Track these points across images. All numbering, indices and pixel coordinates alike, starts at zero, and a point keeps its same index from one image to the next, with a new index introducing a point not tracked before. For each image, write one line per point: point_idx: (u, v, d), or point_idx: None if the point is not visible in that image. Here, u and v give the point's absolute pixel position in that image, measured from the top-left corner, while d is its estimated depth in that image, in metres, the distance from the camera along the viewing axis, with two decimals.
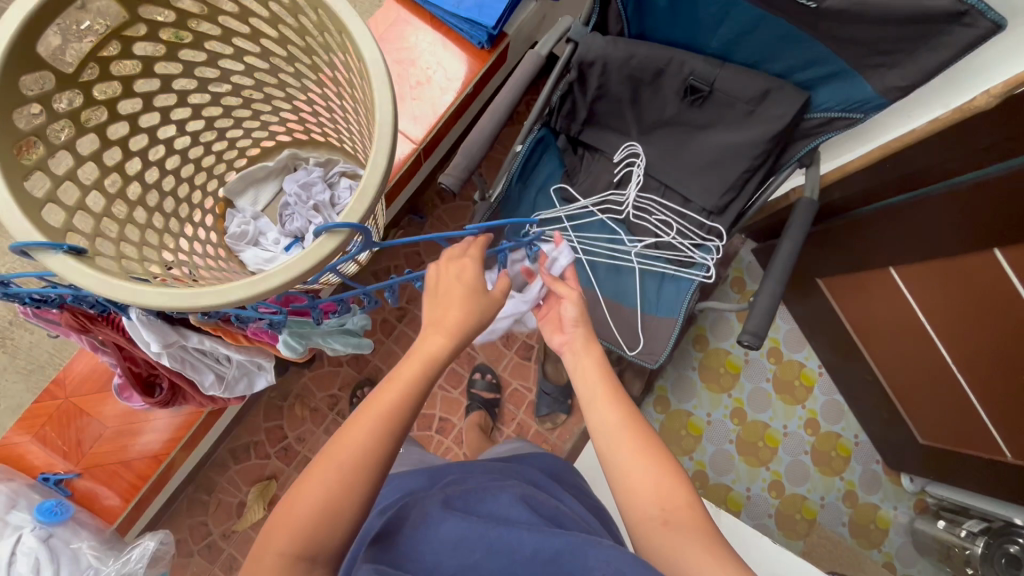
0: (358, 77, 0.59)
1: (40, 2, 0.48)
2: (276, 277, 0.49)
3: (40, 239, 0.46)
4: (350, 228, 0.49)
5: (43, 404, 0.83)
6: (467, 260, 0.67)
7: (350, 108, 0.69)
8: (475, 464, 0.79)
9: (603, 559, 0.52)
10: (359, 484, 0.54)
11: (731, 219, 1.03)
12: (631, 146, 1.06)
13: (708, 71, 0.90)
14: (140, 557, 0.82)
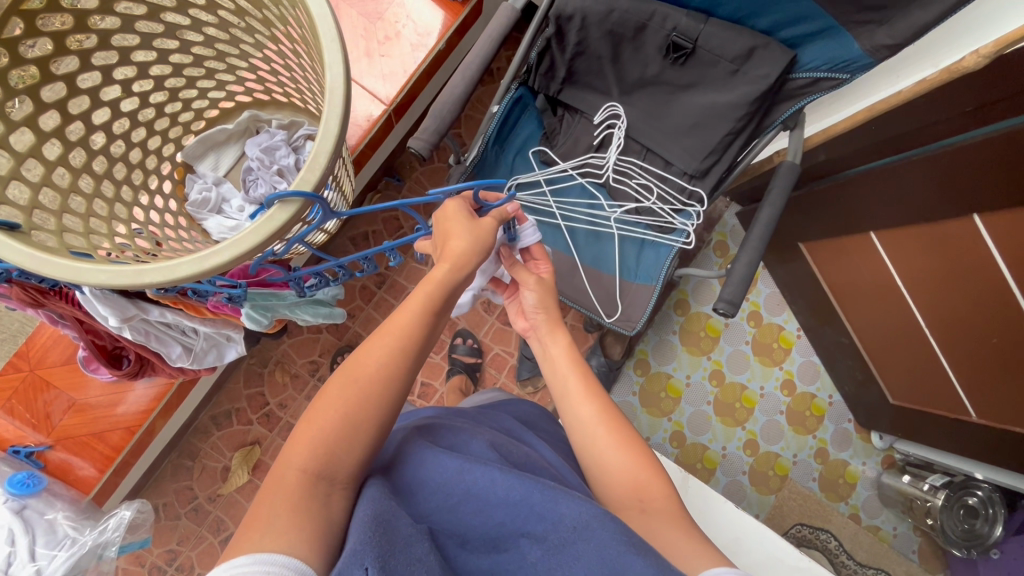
0: (309, 36, 0.54)
1: None
2: (226, 251, 0.46)
3: None
4: (303, 198, 0.46)
5: (7, 377, 0.80)
6: (454, 204, 0.66)
7: (307, 67, 0.65)
8: (451, 410, 0.76)
9: (574, 511, 0.49)
10: (379, 399, 0.54)
11: (712, 184, 1.01)
12: (612, 107, 1.01)
13: (692, 26, 0.85)
14: (117, 526, 0.83)
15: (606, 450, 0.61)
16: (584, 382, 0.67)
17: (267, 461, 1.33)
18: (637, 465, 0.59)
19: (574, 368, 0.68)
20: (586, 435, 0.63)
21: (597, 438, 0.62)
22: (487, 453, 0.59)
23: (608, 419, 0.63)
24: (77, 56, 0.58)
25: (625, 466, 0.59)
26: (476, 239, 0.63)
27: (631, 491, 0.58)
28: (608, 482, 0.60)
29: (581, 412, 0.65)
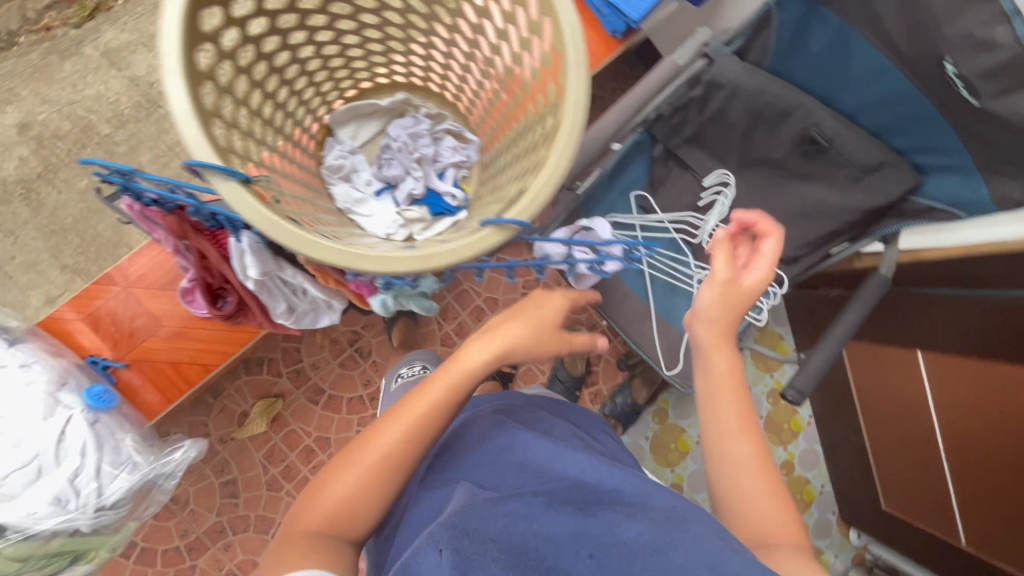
0: (543, 71, 0.58)
1: None
2: (441, 256, 0.48)
3: (213, 162, 0.45)
4: (519, 225, 0.49)
5: (101, 288, 0.81)
6: (552, 299, 0.65)
7: (502, 81, 0.68)
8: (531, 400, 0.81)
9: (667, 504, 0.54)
10: (392, 478, 0.57)
11: (796, 272, 1.05)
12: (724, 174, 1.04)
13: (834, 127, 0.89)
14: (180, 460, 0.82)
15: (753, 481, 0.62)
16: (740, 414, 0.66)
17: (287, 417, 1.35)
18: (777, 504, 0.61)
19: (735, 400, 0.66)
20: (731, 468, 0.63)
21: (747, 475, 0.63)
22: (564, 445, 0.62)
23: (758, 452, 0.64)
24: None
25: (768, 506, 0.61)
26: (540, 348, 0.62)
27: (763, 528, 0.60)
28: (742, 513, 0.61)
29: (735, 449, 0.64)
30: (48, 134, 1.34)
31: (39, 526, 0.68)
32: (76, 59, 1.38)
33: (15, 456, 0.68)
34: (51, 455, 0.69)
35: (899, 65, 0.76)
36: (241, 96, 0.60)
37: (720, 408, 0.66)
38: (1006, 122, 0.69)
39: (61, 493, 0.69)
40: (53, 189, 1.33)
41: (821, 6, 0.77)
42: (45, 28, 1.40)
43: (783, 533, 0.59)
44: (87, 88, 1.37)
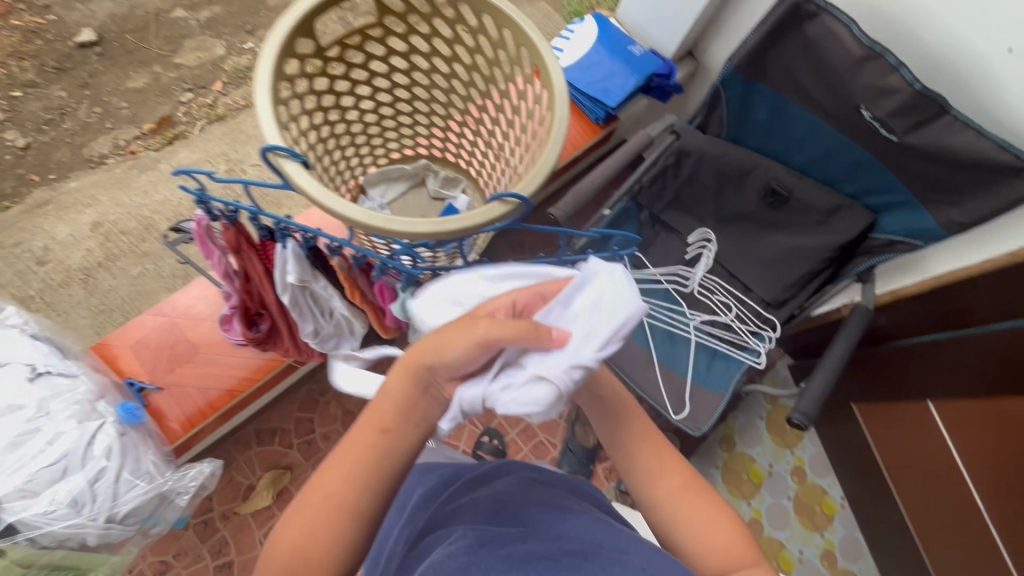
0: (535, 146, 0.72)
1: None
2: (455, 223, 0.60)
3: (282, 146, 0.58)
4: (519, 199, 0.61)
5: (150, 316, 0.91)
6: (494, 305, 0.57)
7: (510, 140, 0.83)
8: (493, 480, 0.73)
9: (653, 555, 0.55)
10: (347, 523, 0.52)
11: (786, 313, 1.12)
12: (706, 232, 1.18)
13: (789, 180, 1.05)
14: (194, 477, 0.84)
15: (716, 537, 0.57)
16: (655, 449, 0.62)
17: (292, 491, 1.31)
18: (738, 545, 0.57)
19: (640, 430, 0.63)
20: (679, 516, 0.59)
21: (698, 514, 0.58)
22: (545, 518, 0.62)
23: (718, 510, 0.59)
24: (348, 70, 0.80)
25: (709, 550, 0.57)
26: (392, 439, 0.54)
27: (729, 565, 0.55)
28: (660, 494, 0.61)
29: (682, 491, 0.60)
30: (116, 230, 1.56)
31: (51, 527, 0.69)
32: (152, 172, 1.67)
33: (42, 456, 0.70)
34: (79, 455, 0.72)
35: (830, 121, 0.93)
36: (303, 134, 0.76)
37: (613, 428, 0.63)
38: (924, 149, 0.84)
39: (77, 498, 0.70)
40: (109, 275, 1.51)
41: (757, 81, 0.96)
42: (131, 152, 1.72)
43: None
44: (156, 195, 1.63)
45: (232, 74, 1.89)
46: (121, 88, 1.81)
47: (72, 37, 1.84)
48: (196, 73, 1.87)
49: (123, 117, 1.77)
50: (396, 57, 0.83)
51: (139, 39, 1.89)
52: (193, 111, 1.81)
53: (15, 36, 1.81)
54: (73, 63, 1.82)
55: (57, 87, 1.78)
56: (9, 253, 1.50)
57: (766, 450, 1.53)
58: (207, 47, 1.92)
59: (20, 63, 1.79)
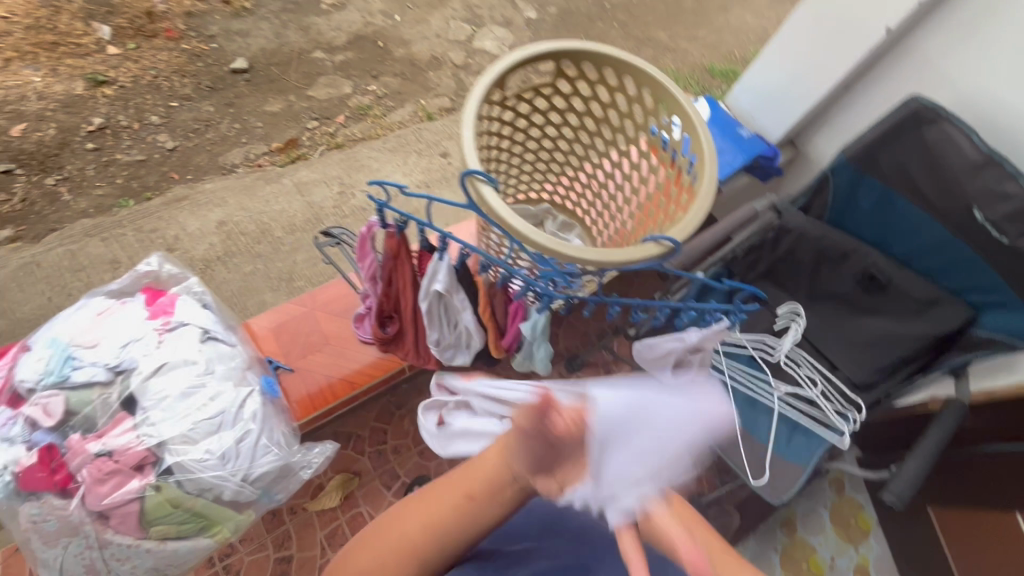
0: (682, 200, 0.80)
1: (543, 48, 0.78)
2: (616, 255, 0.69)
3: (480, 170, 0.68)
4: (671, 242, 0.70)
5: (294, 306, 1.02)
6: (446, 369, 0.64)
7: (647, 192, 0.90)
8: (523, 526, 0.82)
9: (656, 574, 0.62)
10: (402, 563, 0.64)
11: (873, 396, 1.14)
12: (795, 307, 1.20)
13: (888, 268, 1.10)
14: (318, 454, 0.91)
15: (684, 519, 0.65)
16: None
17: (357, 497, 1.35)
18: (702, 524, 0.65)
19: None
20: (647, 508, 0.66)
21: (667, 502, 0.66)
22: None
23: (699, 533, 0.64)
24: (516, 117, 0.91)
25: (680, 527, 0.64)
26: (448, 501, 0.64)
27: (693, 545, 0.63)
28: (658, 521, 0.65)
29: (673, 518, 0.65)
30: (237, 231, 1.74)
31: (201, 474, 0.76)
32: (275, 184, 1.86)
33: (205, 409, 0.79)
34: (231, 415, 0.80)
35: (937, 217, 1.00)
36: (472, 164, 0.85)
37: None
38: None
39: (226, 452, 0.78)
40: (225, 269, 1.67)
41: (867, 174, 1.05)
42: (259, 164, 1.93)
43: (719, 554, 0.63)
44: (276, 205, 1.81)
45: (355, 110, 2.12)
46: (260, 110, 2.05)
47: (228, 64, 2.12)
48: (324, 105, 2.11)
49: (257, 134, 2.00)
50: (554, 111, 0.93)
51: (281, 71, 2.15)
52: (316, 137, 2.03)
53: (181, 57, 2.10)
54: (223, 84, 2.08)
55: (207, 102, 2.03)
56: (145, 237, 1.69)
57: (829, 541, 1.46)
58: (336, 84, 2.16)
59: (181, 79, 2.06)
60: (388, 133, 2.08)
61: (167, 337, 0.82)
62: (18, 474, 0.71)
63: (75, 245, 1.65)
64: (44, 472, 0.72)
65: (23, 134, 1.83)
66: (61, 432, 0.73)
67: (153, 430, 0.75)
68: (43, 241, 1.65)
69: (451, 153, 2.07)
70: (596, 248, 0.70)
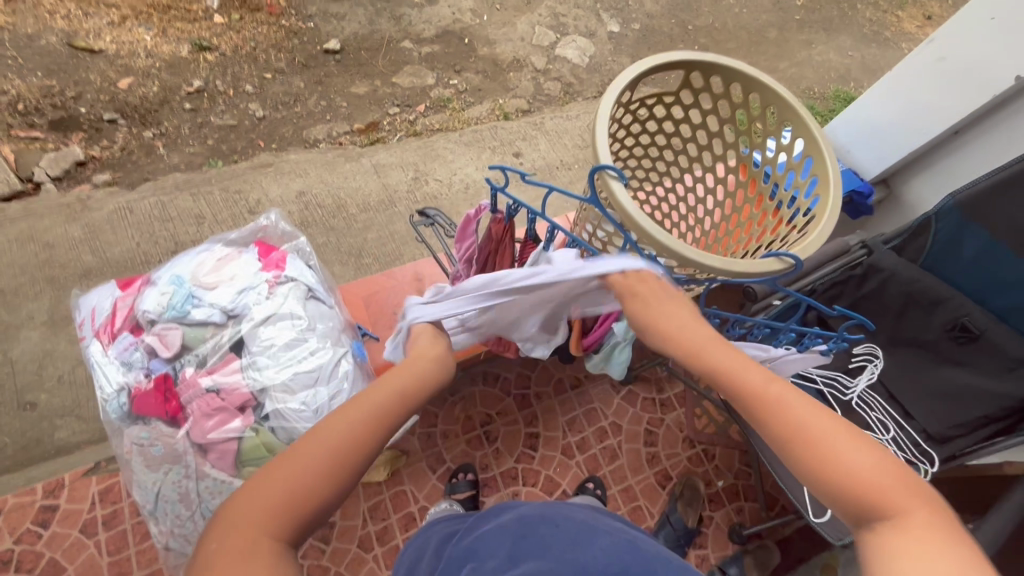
0: (793, 223, 0.80)
1: (679, 56, 0.79)
2: (737, 264, 0.69)
3: (612, 165, 0.70)
4: (794, 259, 0.69)
5: (385, 279, 1.06)
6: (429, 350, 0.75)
7: (753, 212, 0.88)
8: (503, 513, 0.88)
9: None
10: (348, 462, 0.59)
11: (949, 450, 1.10)
12: (873, 347, 1.17)
13: (984, 321, 1.07)
14: None
15: (868, 473, 0.57)
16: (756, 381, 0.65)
17: (402, 476, 1.37)
18: (891, 480, 0.57)
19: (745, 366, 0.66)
20: (805, 447, 0.60)
21: (848, 448, 0.59)
22: (566, 546, 0.78)
23: (887, 484, 0.56)
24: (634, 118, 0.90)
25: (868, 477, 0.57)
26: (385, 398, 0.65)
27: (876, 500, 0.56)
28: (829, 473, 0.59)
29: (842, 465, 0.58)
30: (314, 203, 1.80)
31: (295, 424, 0.79)
32: (355, 163, 1.92)
33: (305, 363, 0.81)
34: (328, 371, 0.83)
35: None
36: None
37: (707, 361, 0.67)
38: None
39: (320, 406, 0.80)
40: None
41: (974, 222, 1.03)
42: (340, 143, 1.99)
43: (920, 526, 0.53)
44: (353, 182, 1.87)
45: (435, 101, 2.18)
46: (346, 91, 2.12)
47: (321, 44, 2.21)
48: (406, 94, 2.17)
49: (341, 114, 2.07)
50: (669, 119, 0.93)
51: (370, 56, 2.23)
52: (396, 124, 2.09)
53: (279, 33, 2.19)
54: (315, 63, 2.16)
55: (297, 78, 2.11)
56: (230, 198, 1.77)
57: None
58: (420, 74, 2.22)
59: (276, 53, 2.15)
60: (464, 127, 2.13)
61: (277, 289, 0.85)
62: (133, 396, 0.76)
63: (166, 197, 1.73)
64: (158, 399, 0.76)
65: (129, 87, 1.94)
66: (175, 364, 0.78)
67: (259, 373, 0.79)
68: (137, 189, 1.74)
69: (523, 154, 2.10)
70: (716, 255, 0.70)
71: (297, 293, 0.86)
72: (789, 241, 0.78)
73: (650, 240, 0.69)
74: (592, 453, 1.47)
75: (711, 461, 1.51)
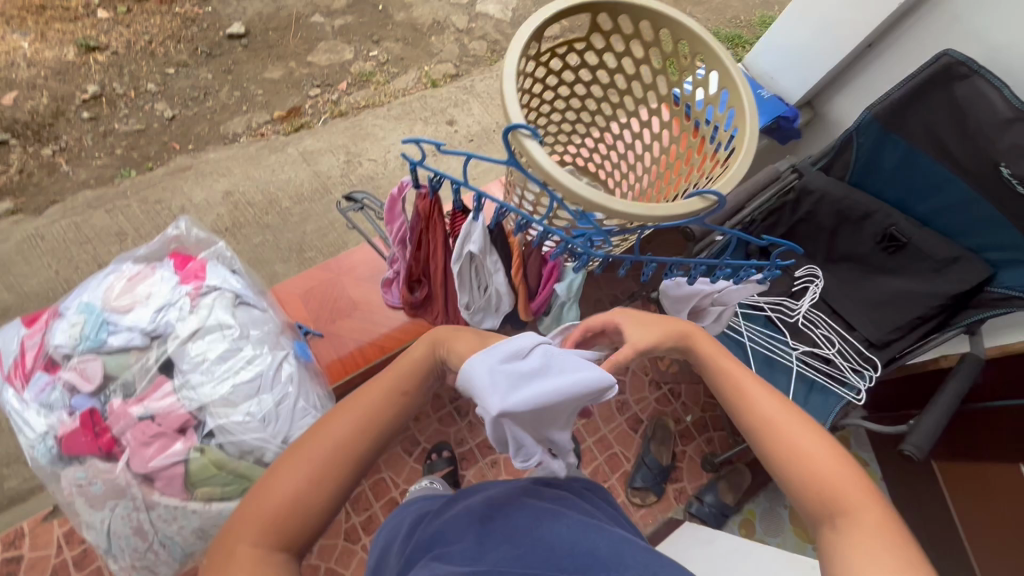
0: (714, 160, 0.80)
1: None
2: (662, 209, 0.68)
3: (523, 123, 0.67)
4: (716, 196, 0.69)
5: (320, 271, 1.02)
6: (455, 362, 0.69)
7: (677, 151, 0.88)
8: (480, 492, 0.84)
9: (637, 561, 0.69)
10: (341, 470, 0.62)
11: (888, 355, 1.16)
12: (813, 267, 1.22)
13: (910, 228, 1.11)
14: None
15: (821, 472, 0.64)
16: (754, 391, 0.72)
17: (379, 464, 1.37)
18: (844, 482, 0.62)
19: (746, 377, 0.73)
20: (798, 465, 0.65)
21: (813, 453, 0.65)
22: (532, 530, 0.74)
23: (865, 502, 0.61)
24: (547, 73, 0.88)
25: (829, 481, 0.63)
26: (375, 402, 0.66)
27: (829, 501, 0.62)
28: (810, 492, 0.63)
29: (825, 479, 0.63)
30: (243, 201, 1.71)
31: (243, 436, 0.76)
32: (281, 153, 1.82)
33: (243, 373, 0.78)
34: (269, 377, 0.80)
35: (961, 175, 1.01)
36: None
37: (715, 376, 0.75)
38: None
39: (267, 414, 0.78)
40: (234, 241, 1.65)
41: (893, 133, 1.05)
42: (262, 134, 1.88)
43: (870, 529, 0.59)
44: (282, 174, 1.78)
45: (357, 77, 2.07)
46: (259, 77, 1.99)
47: (223, 28, 2.05)
48: (325, 72, 2.05)
49: (258, 102, 1.94)
50: (585, 68, 0.92)
51: (279, 36, 2.08)
52: (319, 106, 1.98)
53: (175, 22, 2.02)
54: (220, 50, 2.01)
55: (204, 69, 1.97)
56: (150, 209, 1.66)
57: None
58: (337, 50, 2.10)
59: (175, 44, 1.98)
60: (391, 100, 2.04)
61: (200, 301, 0.81)
62: (60, 438, 0.72)
63: (79, 217, 1.62)
64: (89, 436, 0.72)
65: (15, 103, 1.77)
66: (101, 397, 0.74)
67: (193, 391, 0.76)
68: (45, 213, 1.62)
69: (457, 121, 2.04)
70: (640, 203, 0.69)
71: (220, 303, 0.81)
72: (712, 177, 0.77)
73: (570, 195, 0.67)
74: None
75: (678, 399, 1.56)
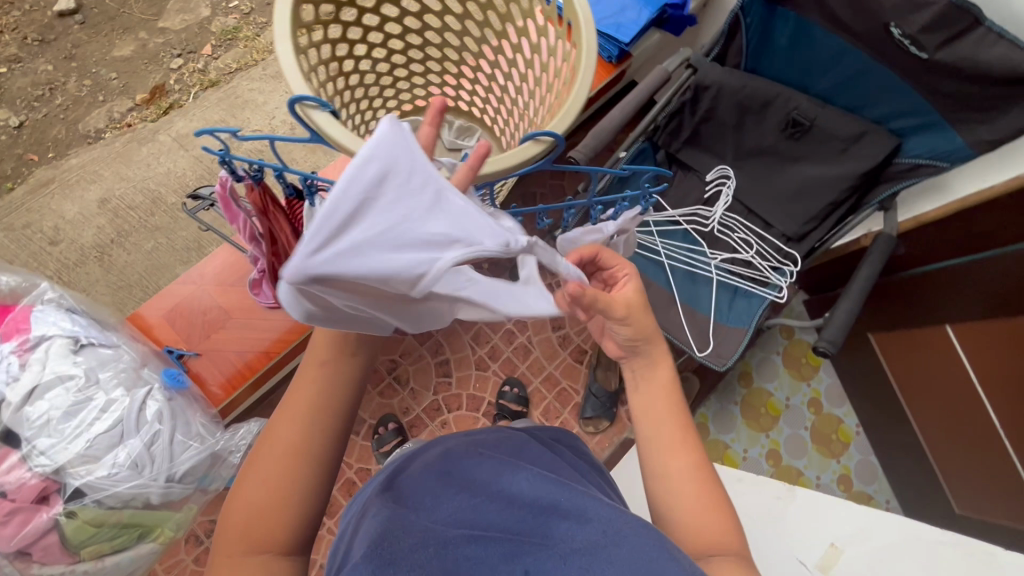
0: (561, 85, 0.70)
1: None
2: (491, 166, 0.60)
3: (309, 95, 0.57)
4: (551, 137, 0.60)
5: (182, 288, 1.00)
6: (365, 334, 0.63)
7: (533, 76, 0.78)
8: (447, 443, 0.73)
9: (605, 514, 0.56)
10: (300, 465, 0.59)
11: (807, 247, 1.12)
12: (724, 168, 1.16)
13: (811, 108, 1.03)
14: (243, 436, 0.97)
15: (696, 501, 0.63)
16: (675, 434, 0.67)
17: None
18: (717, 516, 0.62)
19: (668, 414, 0.67)
20: (682, 491, 0.64)
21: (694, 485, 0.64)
22: (496, 483, 0.61)
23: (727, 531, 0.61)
24: (362, 14, 0.76)
25: (707, 532, 0.61)
26: (311, 391, 0.61)
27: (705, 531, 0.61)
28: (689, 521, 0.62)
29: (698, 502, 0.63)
30: (123, 206, 1.57)
31: (116, 487, 0.81)
32: (152, 144, 1.64)
33: (98, 424, 0.81)
34: (132, 421, 0.83)
35: (856, 43, 0.91)
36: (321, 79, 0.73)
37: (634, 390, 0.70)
38: (955, 66, 0.82)
39: (137, 459, 0.82)
40: (123, 251, 1.52)
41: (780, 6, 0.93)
42: (127, 125, 1.67)
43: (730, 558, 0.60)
44: (159, 167, 1.62)
45: (221, 35, 1.81)
46: (108, 58, 1.74)
47: (50, 6, 1.76)
48: (183, 37, 1.79)
49: (114, 88, 1.71)
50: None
51: (119, 3, 1.80)
52: (185, 78, 1.75)
53: None
54: (54, 34, 1.74)
55: (41, 60, 1.71)
56: (22, 235, 1.52)
57: (784, 384, 1.57)
58: (191, 7, 1.82)
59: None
60: (265, 57, 1.81)
61: (30, 357, 0.81)
62: None
63: None
64: None
65: None
66: None
67: (49, 455, 0.78)
68: None
69: None
70: None
71: (54, 362, 0.81)
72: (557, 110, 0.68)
73: None
74: (506, 358, 1.48)
75: None
